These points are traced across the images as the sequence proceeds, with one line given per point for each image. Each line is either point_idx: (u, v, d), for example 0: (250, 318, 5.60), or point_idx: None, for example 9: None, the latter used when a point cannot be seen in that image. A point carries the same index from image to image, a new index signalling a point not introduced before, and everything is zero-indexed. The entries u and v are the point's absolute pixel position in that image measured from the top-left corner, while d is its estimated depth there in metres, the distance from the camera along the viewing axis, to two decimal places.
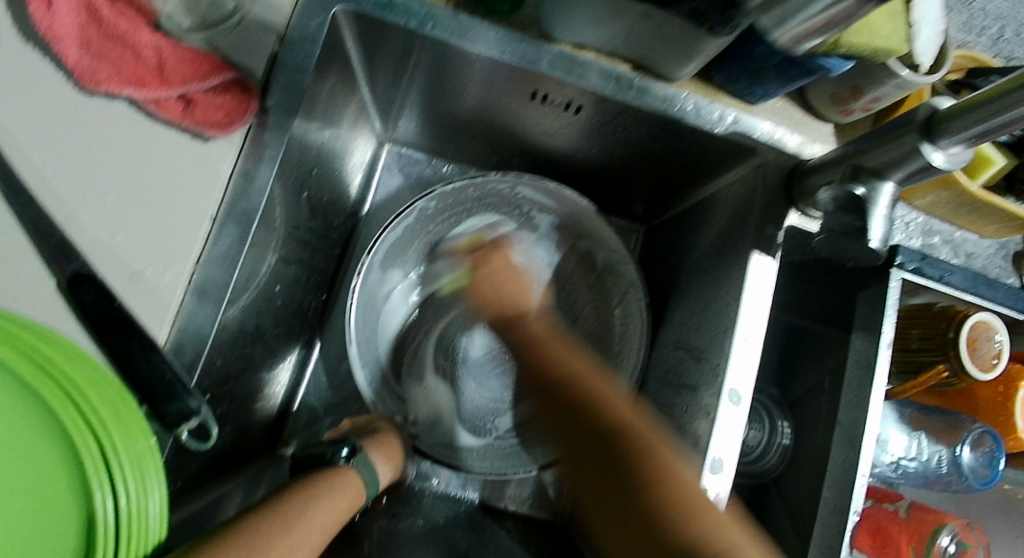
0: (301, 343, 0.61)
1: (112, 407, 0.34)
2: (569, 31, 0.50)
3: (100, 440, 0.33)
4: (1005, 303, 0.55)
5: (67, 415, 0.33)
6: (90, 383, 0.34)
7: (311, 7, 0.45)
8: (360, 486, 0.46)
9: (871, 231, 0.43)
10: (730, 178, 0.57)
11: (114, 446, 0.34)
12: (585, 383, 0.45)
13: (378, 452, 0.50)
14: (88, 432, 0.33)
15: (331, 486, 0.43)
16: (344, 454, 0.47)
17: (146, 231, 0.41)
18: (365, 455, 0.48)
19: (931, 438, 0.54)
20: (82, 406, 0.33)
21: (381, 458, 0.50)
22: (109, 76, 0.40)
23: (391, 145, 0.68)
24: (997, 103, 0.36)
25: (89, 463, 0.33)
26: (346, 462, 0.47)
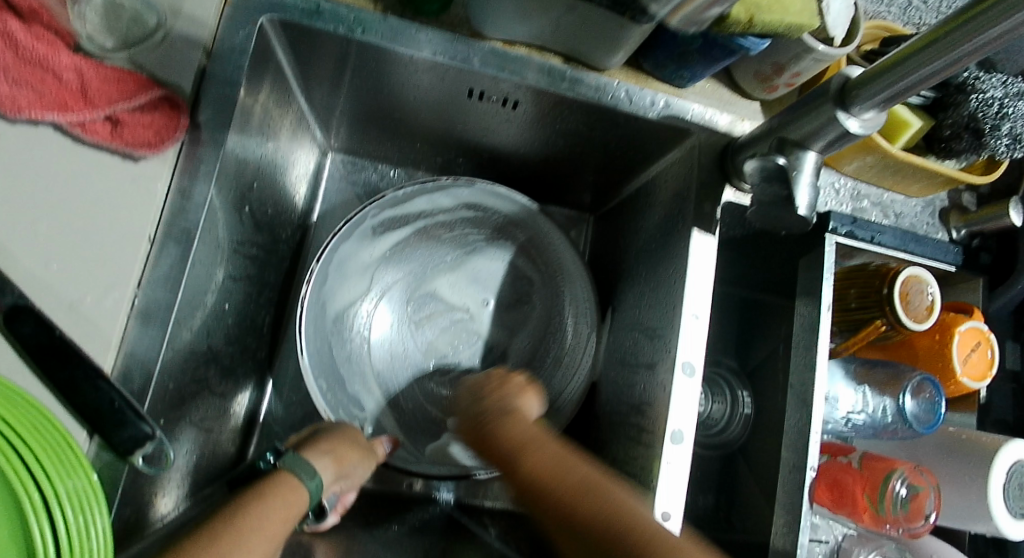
0: (254, 383, 0.60)
1: (51, 447, 0.35)
2: (497, 29, 0.50)
3: (41, 481, 0.34)
4: (934, 257, 0.58)
5: (6, 456, 0.33)
6: (29, 423, 0.35)
7: (237, 19, 0.45)
8: (297, 486, 0.42)
9: (798, 199, 0.45)
10: (668, 161, 0.59)
11: (53, 480, 0.34)
12: (571, 478, 0.42)
13: (316, 449, 0.46)
14: (27, 469, 0.34)
15: (259, 492, 0.40)
16: (269, 459, 0.45)
17: (81, 259, 0.40)
18: (294, 455, 0.45)
19: (875, 390, 0.56)
20: (19, 445, 0.34)
21: (318, 455, 0.46)
22: (29, 102, 0.39)
23: (335, 153, 0.68)
24: (908, 63, 0.37)
25: (29, 507, 0.33)
26: (274, 466, 0.44)
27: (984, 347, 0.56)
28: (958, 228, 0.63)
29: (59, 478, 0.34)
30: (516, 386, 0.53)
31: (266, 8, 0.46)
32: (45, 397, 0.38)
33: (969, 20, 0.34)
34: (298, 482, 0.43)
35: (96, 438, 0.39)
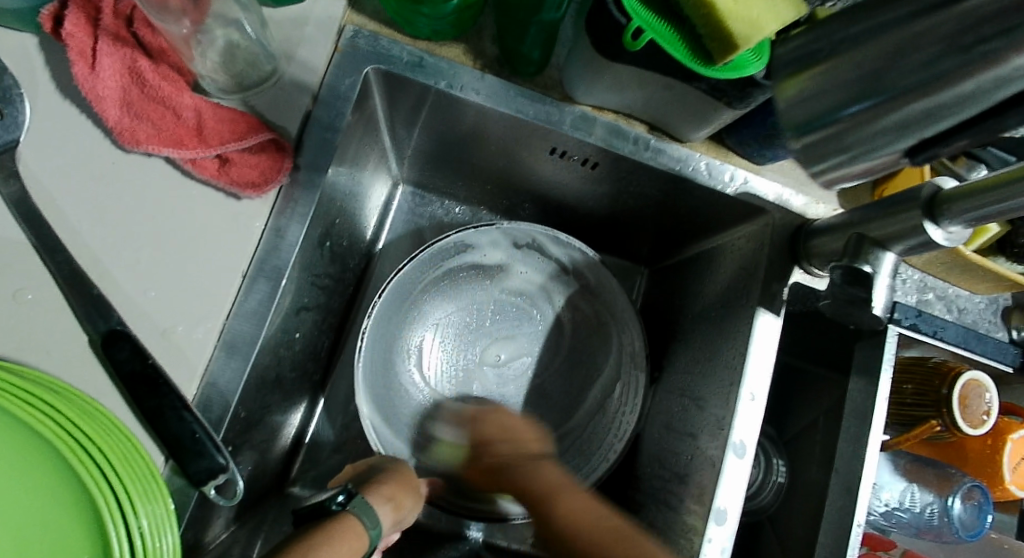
0: (306, 400, 0.61)
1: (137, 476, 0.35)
2: (589, 95, 0.51)
3: (125, 513, 0.35)
4: (995, 356, 0.58)
5: (99, 489, 0.34)
6: (120, 453, 0.36)
7: (344, 67, 0.47)
8: (360, 531, 0.45)
9: (874, 299, 0.46)
10: (737, 233, 0.59)
11: (136, 510, 0.35)
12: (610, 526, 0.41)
13: (379, 494, 0.49)
14: (115, 501, 0.35)
15: (329, 533, 0.43)
16: (339, 501, 0.47)
17: (176, 288, 0.42)
18: (361, 499, 0.48)
19: (921, 488, 0.57)
20: (107, 472, 0.35)
21: (381, 500, 0.49)
22: (149, 137, 0.41)
23: (405, 185, 0.69)
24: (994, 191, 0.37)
25: (113, 541, 0.34)
26: (343, 508, 0.47)
27: None
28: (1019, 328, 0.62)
29: (142, 510, 0.35)
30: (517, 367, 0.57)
31: (372, 58, 0.47)
32: (131, 420, 0.39)
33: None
34: (362, 527, 0.46)
35: (172, 463, 0.40)
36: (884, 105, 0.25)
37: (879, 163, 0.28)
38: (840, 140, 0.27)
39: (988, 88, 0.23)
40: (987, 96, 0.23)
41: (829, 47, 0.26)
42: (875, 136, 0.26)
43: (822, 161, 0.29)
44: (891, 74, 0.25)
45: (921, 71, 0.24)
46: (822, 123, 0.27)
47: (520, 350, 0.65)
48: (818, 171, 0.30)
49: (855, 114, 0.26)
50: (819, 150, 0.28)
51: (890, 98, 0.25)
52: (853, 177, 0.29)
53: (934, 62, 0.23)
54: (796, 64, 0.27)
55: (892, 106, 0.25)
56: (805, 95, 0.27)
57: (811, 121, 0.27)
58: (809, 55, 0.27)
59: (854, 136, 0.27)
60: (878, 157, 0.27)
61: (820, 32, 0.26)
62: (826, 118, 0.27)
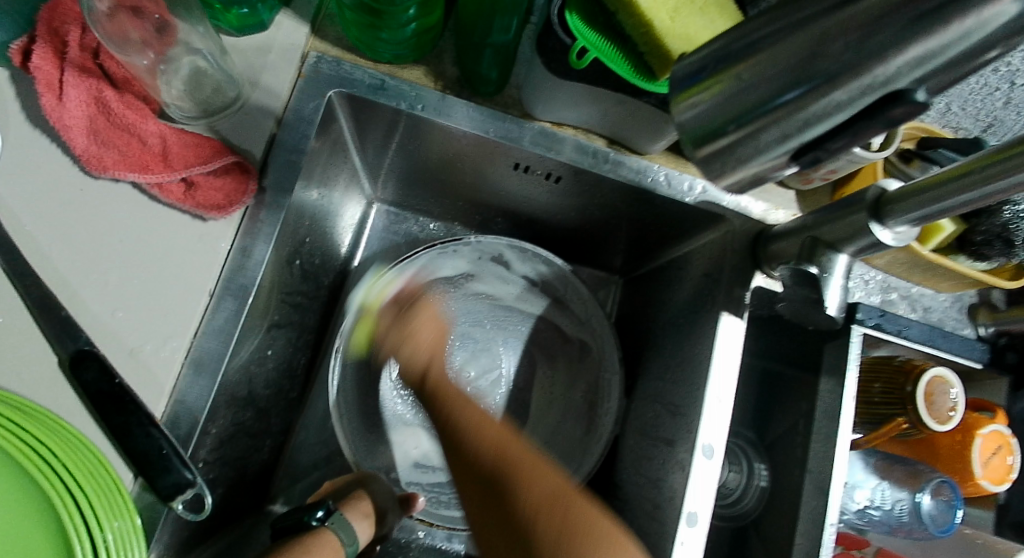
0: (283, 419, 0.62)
1: (103, 491, 0.36)
2: (548, 111, 0.53)
3: (90, 529, 0.35)
4: (960, 353, 0.59)
5: (64, 507, 0.35)
6: (85, 470, 0.36)
7: (308, 91, 0.48)
8: (336, 547, 0.46)
9: (827, 299, 0.47)
10: (702, 240, 0.60)
11: (101, 524, 0.36)
12: (514, 457, 0.42)
13: (357, 509, 0.50)
14: (81, 517, 0.35)
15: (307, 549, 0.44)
16: (318, 516, 0.48)
17: (144, 309, 0.43)
18: (341, 514, 0.48)
19: (893, 485, 0.57)
20: (73, 486, 0.36)
21: (360, 515, 0.50)
22: (114, 162, 0.42)
23: (380, 204, 0.70)
24: (947, 186, 0.37)
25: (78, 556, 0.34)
26: (322, 524, 0.47)
27: (1006, 452, 0.55)
28: (986, 324, 0.63)
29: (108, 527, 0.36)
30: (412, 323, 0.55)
31: (335, 82, 0.49)
32: (101, 439, 0.40)
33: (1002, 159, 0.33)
34: (338, 544, 0.47)
35: (140, 480, 0.41)
36: (807, 93, 0.26)
37: (770, 168, 0.30)
38: (737, 148, 0.29)
39: (859, 96, 0.26)
40: (859, 101, 0.26)
41: (726, 58, 0.28)
42: (772, 140, 0.28)
43: (722, 169, 0.30)
44: (822, 59, 0.25)
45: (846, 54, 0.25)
46: (723, 130, 0.28)
47: (495, 362, 0.66)
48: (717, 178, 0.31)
49: (784, 105, 0.27)
50: (715, 159, 0.30)
51: (801, 94, 0.26)
52: (760, 178, 0.31)
53: (849, 49, 0.25)
54: (715, 65, 0.28)
55: (803, 102, 0.26)
56: (710, 102, 0.28)
57: (716, 126, 0.28)
58: (721, 60, 0.28)
59: (750, 143, 0.28)
60: (770, 163, 0.29)
61: (731, 40, 0.28)
62: (740, 119, 0.28)
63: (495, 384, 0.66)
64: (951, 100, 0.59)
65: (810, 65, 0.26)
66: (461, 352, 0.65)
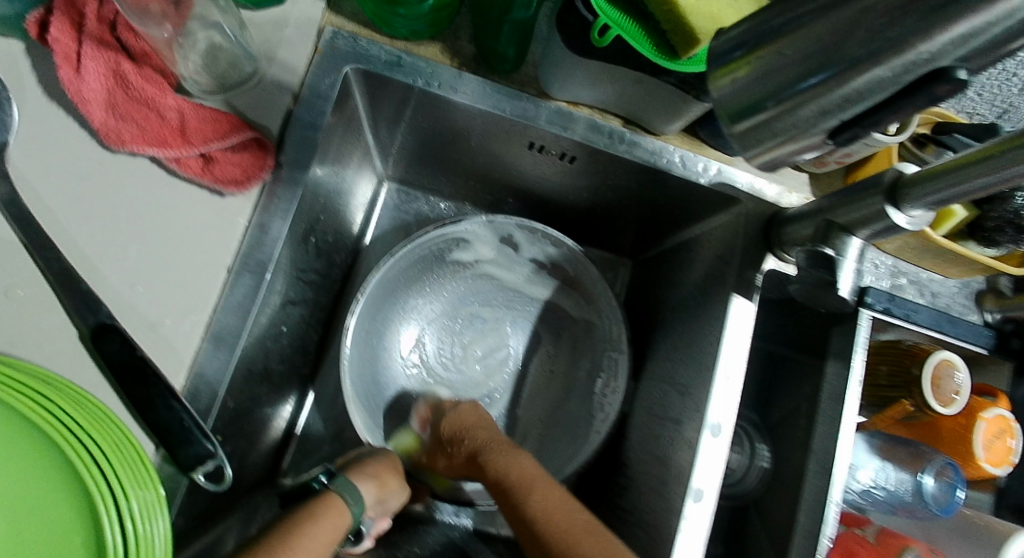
0: (295, 394, 0.62)
1: (128, 462, 0.37)
2: (564, 90, 0.53)
3: (116, 497, 0.36)
4: (967, 338, 0.60)
5: (91, 477, 0.36)
6: (111, 441, 0.37)
7: (324, 67, 0.48)
8: (343, 509, 0.46)
9: (840, 282, 0.48)
10: (713, 223, 0.60)
11: (127, 494, 0.36)
12: (575, 526, 0.47)
13: (362, 473, 0.51)
14: (107, 486, 0.36)
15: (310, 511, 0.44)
16: (321, 480, 0.49)
17: (163, 283, 0.43)
18: (344, 477, 0.49)
19: (897, 467, 0.58)
20: (98, 456, 0.36)
21: (364, 478, 0.50)
22: (133, 137, 0.42)
23: (391, 183, 0.70)
24: (971, 169, 0.37)
25: (105, 524, 0.35)
26: (325, 486, 0.49)
27: (1007, 435, 0.57)
28: (993, 311, 0.64)
29: (133, 497, 0.36)
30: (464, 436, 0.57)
31: (352, 58, 0.49)
32: (122, 411, 0.41)
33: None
34: (346, 506, 0.47)
35: (162, 451, 0.41)
36: (845, 72, 0.26)
37: (804, 147, 0.29)
38: (772, 125, 0.28)
39: (901, 74, 0.25)
40: (903, 79, 0.25)
41: (760, 36, 0.27)
42: (811, 118, 0.27)
43: (756, 145, 0.30)
44: (847, 44, 0.25)
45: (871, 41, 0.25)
46: (760, 107, 0.28)
47: (503, 343, 0.67)
48: (753, 154, 0.31)
49: (810, 89, 0.27)
50: (751, 136, 0.30)
51: (837, 73, 0.26)
52: (794, 155, 0.30)
53: (884, 29, 0.24)
54: (750, 43, 0.28)
55: (842, 79, 0.26)
56: (744, 79, 0.28)
57: (752, 104, 0.28)
58: (757, 38, 0.27)
59: (785, 120, 0.28)
60: (807, 141, 0.29)
61: (763, 19, 0.28)
62: (778, 95, 0.27)
63: (502, 363, 0.67)
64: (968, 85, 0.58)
65: (836, 51, 0.26)
66: (468, 331, 0.67)
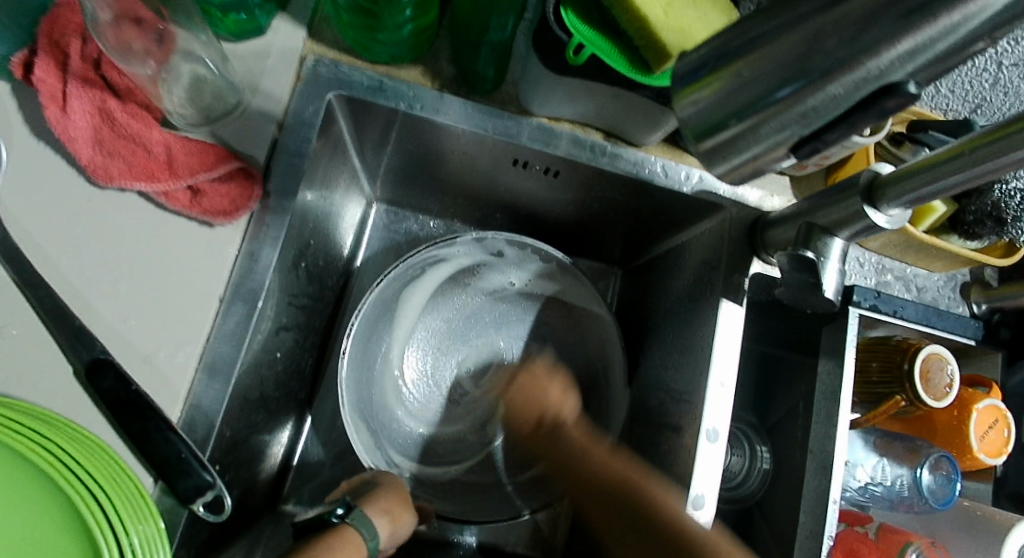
0: (293, 419, 0.62)
1: (127, 498, 0.37)
2: (545, 107, 0.53)
3: (117, 533, 0.36)
4: (955, 331, 0.60)
5: (91, 514, 0.36)
6: (110, 477, 0.37)
7: (307, 95, 0.49)
8: (359, 542, 0.46)
9: (826, 284, 0.48)
10: (699, 230, 0.61)
11: (127, 529, 0.36)
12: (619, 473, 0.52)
13: (376, 505, 0.51)
14: (107, 522, 0.36)
15: (328, 545, 0.44)
16: (339, 513, 0.48)
17: (156, 316, 0.43)
18: (360, 511, 0.49)
19: (893, 461, 0.58)
20: (97, 493, 0.36)
21: (379, 512, 0.51)
22: (120, 173, 0.43)
23: (380, 204, 0.71)
24: (944, 166, 0.38)
25: None
26: (342, 520, 0.48)
27: (1001, 425, 0.57)
28: (979, 302, 0.64)
29: (133, 532, 0.36)
30: (557, 388, 0.60)
31: (334, 85, 0.50)
32: (120, 445, 0.41)
33: (1007, 135, 0.34)
34: (361, 540, 0.47)
35: (160, 483, 0.41)
36: (806, 87, 0.26)
37: (771, 159, 0.30)
38: (740, 140, 0.29)
39: (856, 89, 0.26)
40: (855, 95, 0.26)
41: (722, 56, 0.28)
42: (775, 132, 0.28)
43: (725, 159, 0.31)
44: (816, 55, 0.26)
45: (846, 45, 0.25)
46: (724, 126, 0.29)
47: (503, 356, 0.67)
48: (721, 170, 0.31)
49: (780, 100, 0.27)
50: (720, 151, 0.30)
51: (804, 85, 0.26)
52: (763, 166, 0.31)
53: (857, 35, 0.25)
54: (715, 63, 0.28)
55: (809, 91, 0.27)
56: (710, 98, 0.29)
57: (718, 122, 0.29)
58: (722, 56, 0.28)
59: (753, 135, 0.29)
60: (773, 154, 0.30)
61: (730, 37, 0.29)
62: (741, 113, 0.28)
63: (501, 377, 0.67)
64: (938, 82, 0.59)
65: (804, 63, 0.26)
66: (464, 347, 0.66)
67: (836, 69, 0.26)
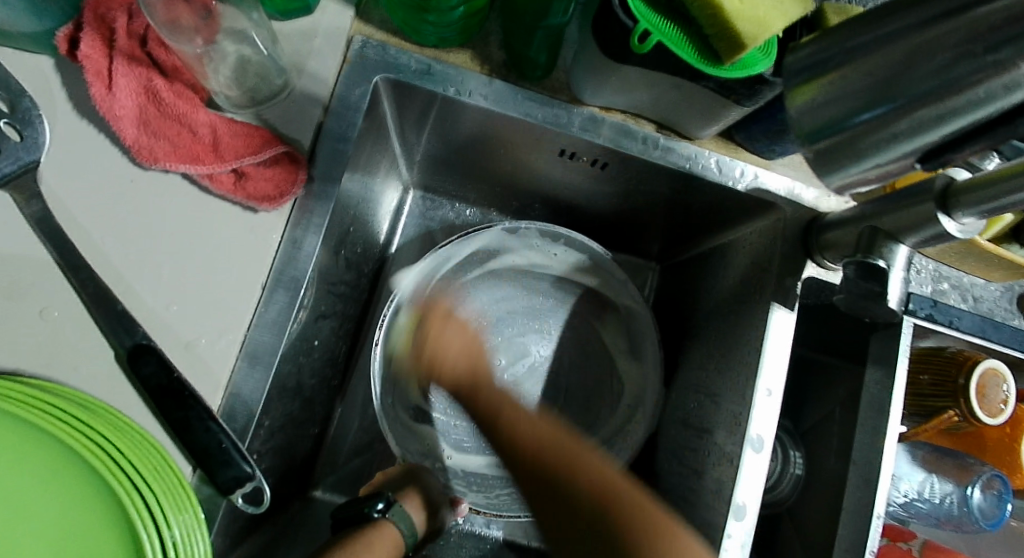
0: (325, 405, 0.62)
1: (169, 487, 0.36)
2: (597, 96, 0.51)
3: (158, 525, 0.35)
4: (1010, 344, 0.57)
5: (133, 504, 0.35)
6: (152, 467, 0.36)
7: (354, 77, 0.47)
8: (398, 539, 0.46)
9: (890, 292, 0.47)
10: (749, 229, 0.59)
11: (168, 520, 0.36)
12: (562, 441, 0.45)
13: (413, 503, 0.51)
14: (149, 513, 0.35)
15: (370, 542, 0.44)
16: (379, 508, 0.48)
17: (198, 302, 0.42)
18: (400, 507, 0.49)
19: (941, 478, 0.56)
20: (140, 482, 0.36)
21: (415, 509, 0.51)
22: (165, 154, 0.41)
23: (416, 190, 0.70)
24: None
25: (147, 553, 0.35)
26: (383, 516, 0.48)
27: None
28: None
29: (174, 523, 0.36)
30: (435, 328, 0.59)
31: (381, 67, 0.48)
32: (159, 432, 0.40)
33: None
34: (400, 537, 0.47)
35: (199, 472, 0.41)
36: (902, 106, 0.26)
37: (886, 173, 0.28)
38: (842, 150, 0.28)
39: (984, 101, 0.24)
40: (979, 112, 0.24)
41: (825, 62, 0.27)
42: (883, 141, 0.27)
43: (835, 169, 0.29)
44: (907, 78, 0.25)
45: (946, 69, 0.24)
46: (831, 130, 0.28)
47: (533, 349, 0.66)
48: (825, 180, 0.30)
49: (870, 121, 0.26)
50: (820, 161, 0.29)
51: (899, 105, 0.26)
52: (864, 184, 0.30)
53: (950, 66, 0.24)
54: (806, 73, 0.28)
55: (905, 112, 0.26)
56: (804, 108, 0.28)
57: (819, 130, 0.28)
58: (820, 64, 0.28)
59: (857, 147, 0.27)
60: (885, 168, 0.28)
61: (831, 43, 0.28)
62: (831, 128, 0.27)
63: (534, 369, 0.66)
64: None
65: (898, 82, 0.25)
66: (492, 339, 0.66)
67: (952, 85, 0.24)
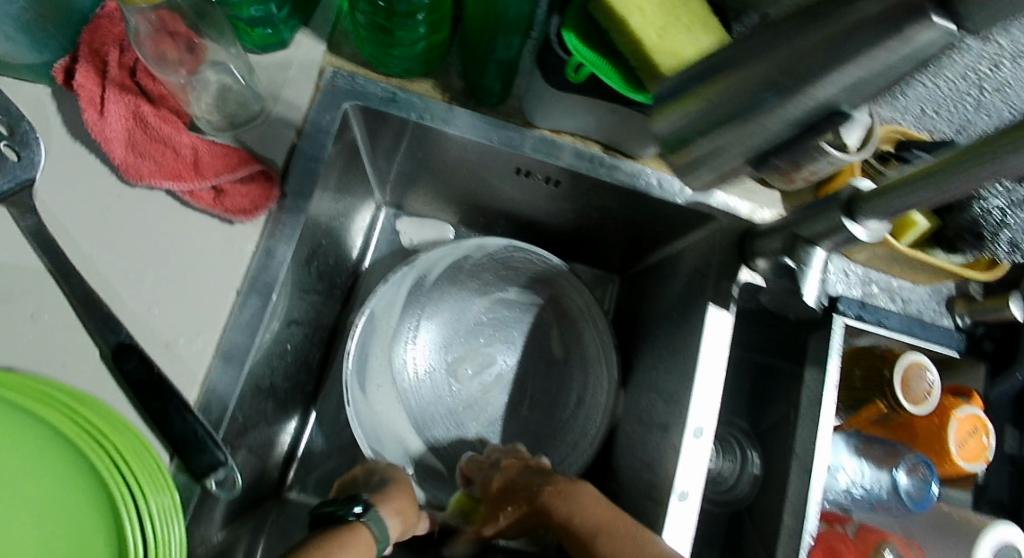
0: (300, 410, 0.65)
1: (147, 469, 0.40)
2: (546, 119, 0.57)
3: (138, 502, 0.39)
4: (941, 341, 0.63)
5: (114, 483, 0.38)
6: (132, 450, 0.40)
7: (325, 104, 0.52)
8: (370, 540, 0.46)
9: (805, 291, 0.52)
10: (692, 239, 0.64)
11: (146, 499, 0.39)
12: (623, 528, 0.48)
13: (389, 507, 0.51)
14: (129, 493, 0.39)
15: (341, 537, 0.44)
16: (356, 511, 0.48)
17: (177, 306, 0.47)
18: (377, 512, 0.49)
19: (874, 465, 0.60)
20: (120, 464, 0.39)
21: (392, 512, 0.51)
22: (150, 172, 0.46)
23: (389, 208, 0.74)
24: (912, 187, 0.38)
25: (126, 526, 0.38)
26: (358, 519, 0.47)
27: (981, 433, 0.59)
28: (964, 315, 0.66)
29: (153, 502, 0.39)
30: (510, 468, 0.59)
31: (351, 95, 0.53)
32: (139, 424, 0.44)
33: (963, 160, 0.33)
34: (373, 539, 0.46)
35: (176, 459, 0.44)
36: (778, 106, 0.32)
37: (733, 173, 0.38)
38: (703, 151, 0.36)
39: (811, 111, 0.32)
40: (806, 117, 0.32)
41: (704, 74, 0.34)
42: (744, 140, 0.34)
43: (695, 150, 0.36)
44: (790, 76, 0.30)
45: (816, 67, 0.29)
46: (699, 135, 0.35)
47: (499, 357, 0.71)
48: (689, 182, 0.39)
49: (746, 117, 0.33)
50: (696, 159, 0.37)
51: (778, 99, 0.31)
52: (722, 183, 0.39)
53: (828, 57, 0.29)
54: (690, 86, 0.35)
55: (784, 105, 0.32)
56: (684, 116, 0.35)
57: (696, 133, 0.35)
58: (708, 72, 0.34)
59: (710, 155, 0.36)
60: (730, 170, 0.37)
61: (713, 59, 0.34)
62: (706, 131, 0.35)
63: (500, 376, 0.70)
64: (924, 105, 0.58)
65: (775, 83, 0.31)
66: (463, 348, 0.70)
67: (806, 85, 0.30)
